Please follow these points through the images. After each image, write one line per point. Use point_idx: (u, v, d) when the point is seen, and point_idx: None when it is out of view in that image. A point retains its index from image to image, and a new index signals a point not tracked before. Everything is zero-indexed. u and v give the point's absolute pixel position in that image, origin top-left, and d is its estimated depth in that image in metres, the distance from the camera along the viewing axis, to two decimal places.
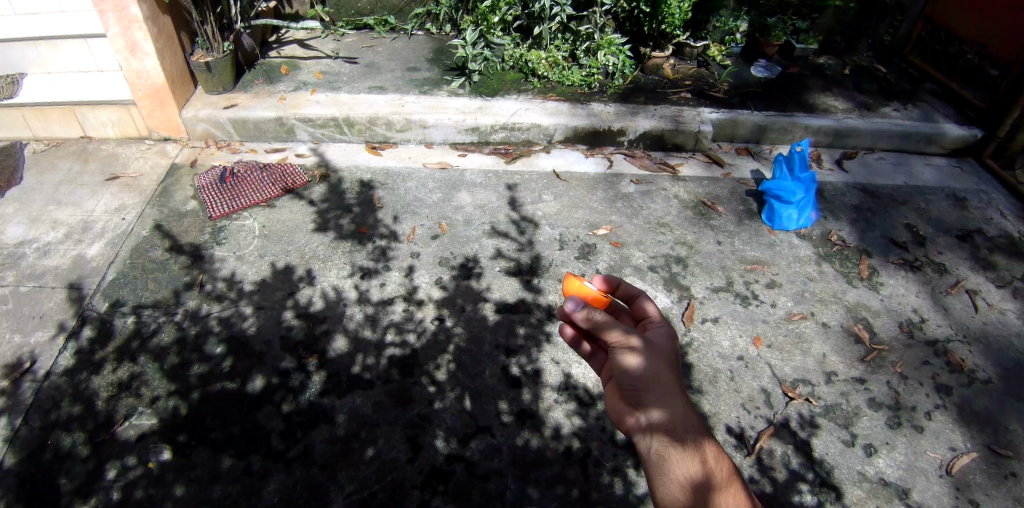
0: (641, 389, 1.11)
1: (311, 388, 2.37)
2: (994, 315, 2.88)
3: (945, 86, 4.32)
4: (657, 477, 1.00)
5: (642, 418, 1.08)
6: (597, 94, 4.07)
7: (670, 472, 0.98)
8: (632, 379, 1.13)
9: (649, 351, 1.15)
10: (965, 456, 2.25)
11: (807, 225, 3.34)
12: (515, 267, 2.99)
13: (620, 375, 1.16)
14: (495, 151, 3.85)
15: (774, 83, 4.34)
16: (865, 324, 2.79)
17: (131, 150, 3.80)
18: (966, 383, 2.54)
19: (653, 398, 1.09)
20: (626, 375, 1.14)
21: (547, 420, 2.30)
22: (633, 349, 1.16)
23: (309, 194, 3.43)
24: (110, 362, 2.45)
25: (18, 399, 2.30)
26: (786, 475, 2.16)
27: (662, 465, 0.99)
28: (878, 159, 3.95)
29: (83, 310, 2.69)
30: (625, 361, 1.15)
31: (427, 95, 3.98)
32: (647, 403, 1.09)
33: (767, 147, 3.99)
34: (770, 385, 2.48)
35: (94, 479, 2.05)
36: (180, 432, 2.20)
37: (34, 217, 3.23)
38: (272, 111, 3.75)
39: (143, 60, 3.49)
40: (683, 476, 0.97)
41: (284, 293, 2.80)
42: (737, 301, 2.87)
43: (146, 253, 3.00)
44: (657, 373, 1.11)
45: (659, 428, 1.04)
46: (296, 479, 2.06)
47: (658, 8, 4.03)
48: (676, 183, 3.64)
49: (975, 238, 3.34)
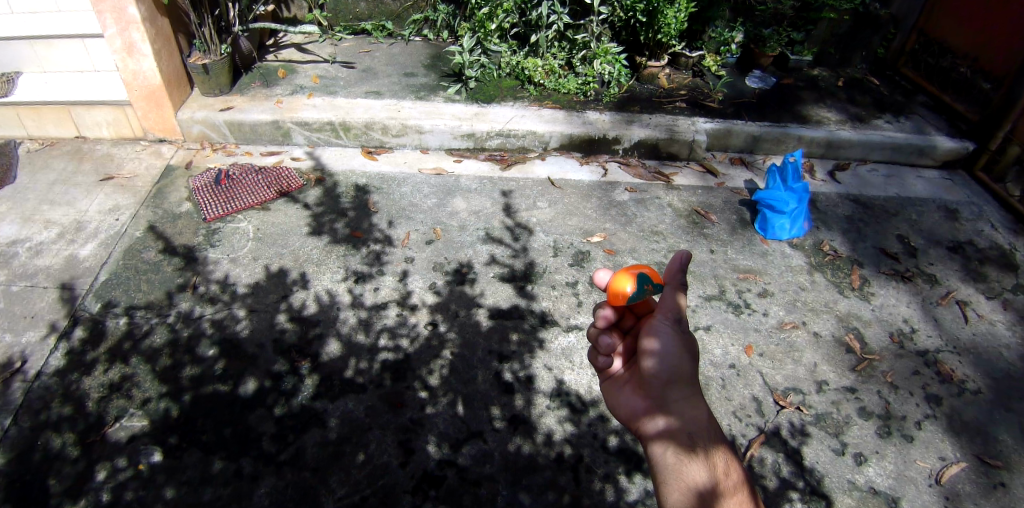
0: (665, 387, 1.13)
1: (303, 391, 2.37)
2: (984, 326, 2.91)
3: (937, 99, 4.40)
4: (666, 479, 0.99)
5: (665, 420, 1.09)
6: (593, 103, 4.09)
7: (679, 473, 0.98)
8: (656, 379, 1.15)
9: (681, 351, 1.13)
10: (955, 466, 2.26)
11: (799, 235, 3.37)
12: (509, 274, 2.99)
13: (646, 374, 1.17)
14: (490, 157, 3.87)
15: (768, 94, 4.37)
16: (856, 334, 2.81)
17: (125, 151, 3.79)
18: (956, 393, 2.56)
19: (674, 399, 1.11)
20: (653, 374, 1.15)
21: (539, 426, 2.30)
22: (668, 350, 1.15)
23: (304, 197, 3.43)
24: (101, 363, 2.44)
25: (7, 399, 2.29)
26: (777, 483, 2.17)
27: (672, 466, 1.00)
28: (871, 170, 3.98)
29: (75, 311, 2.68)
30: (652, 353, 1.15)
31: (423, 100, 3.99)
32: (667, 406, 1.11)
33: (761, 157, 4.02)
34: (761, 394, 2.50)
35: (83, 480, 2.03)
36: (171, 434, 2.19)
37: (27, 216, 3.21)
38: (267, 114, 3.76)
39: (141, 61, 3.50)
40: (692, 481, 0.96)
41: (276, 296, 2.79)
42: (729, 310, 2.89)
43: (139, 254, 2.99)
44: (685, 375, 1.13)
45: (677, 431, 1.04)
46: (286, 482, 2.06)
47: (654, 18, 4.06)
48: (670, 192, 3.67)
49: (965, 249, 3.38)
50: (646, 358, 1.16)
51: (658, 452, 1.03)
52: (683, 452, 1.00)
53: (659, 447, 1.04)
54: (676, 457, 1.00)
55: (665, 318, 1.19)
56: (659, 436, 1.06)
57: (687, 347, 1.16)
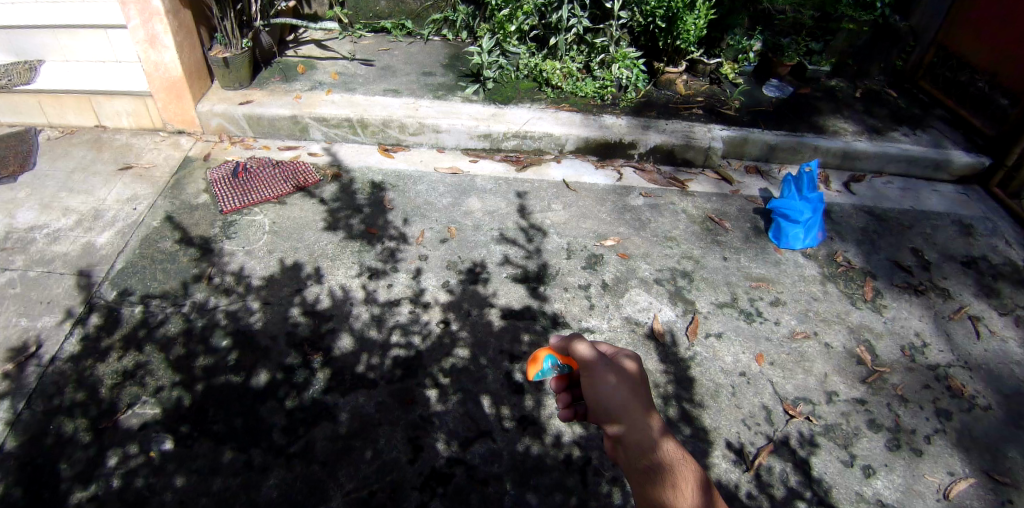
0: (628, 392, 1.00)
1: (315, 385, 2.38)
2: (996, 342, 2.89)
3: (955, 112, 4.35)
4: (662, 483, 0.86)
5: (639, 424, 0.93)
6: (609, 107, 4.10)
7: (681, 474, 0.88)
8: (619, 390, 1.00)
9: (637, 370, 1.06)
10: (963, 481, 2.25)
11: (813, 245, 3.35)
12: (523, 274, 3.00)
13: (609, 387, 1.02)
14: (505, 158, 3.88)
15: (785, 104, 4.37)
16: (868, 346, 2.80)
17: (144, 141, 3.82)
18: (966, 409, 2.55)
19: (640, 401, 0.98)
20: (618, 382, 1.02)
21: (548, 427, 2.31)
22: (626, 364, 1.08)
23: (319, 192, 3.45)
24: (116, 351, 2.46)
25: (22, 382, 2.32)
26: (784, 492, 2.17)
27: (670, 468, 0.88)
28: (886, 183, 3.97)
29: (91, 298, 2.71)
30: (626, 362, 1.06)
31: (441, 100, 4.01)
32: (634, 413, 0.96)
33: (776, 166, 4.01)
34: (771, 402, 2.50)
35: (95, 466, 2.05)
36: (182, 423, 2.21)
37: (46, 203, 3.25)
38: (287, 108, 3.79)
39: (162, 52, 3.54)
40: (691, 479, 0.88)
41: (291, 290, 2.81)
42: (740, 317, 2.89)
43: (156, 244, 3.02)
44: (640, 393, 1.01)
45: (665, 428, 0.94)
46: (295, 475, 2.07)
47: (673, 24, 4.07)
48: (685, 198, 3.67)
49: (979, 265, 3.37)
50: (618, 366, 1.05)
51: (651, 457, 0.89)
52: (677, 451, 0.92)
53: (650, 453, 0.90)
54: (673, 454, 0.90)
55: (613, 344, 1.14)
56: (641, 443, 0.91)
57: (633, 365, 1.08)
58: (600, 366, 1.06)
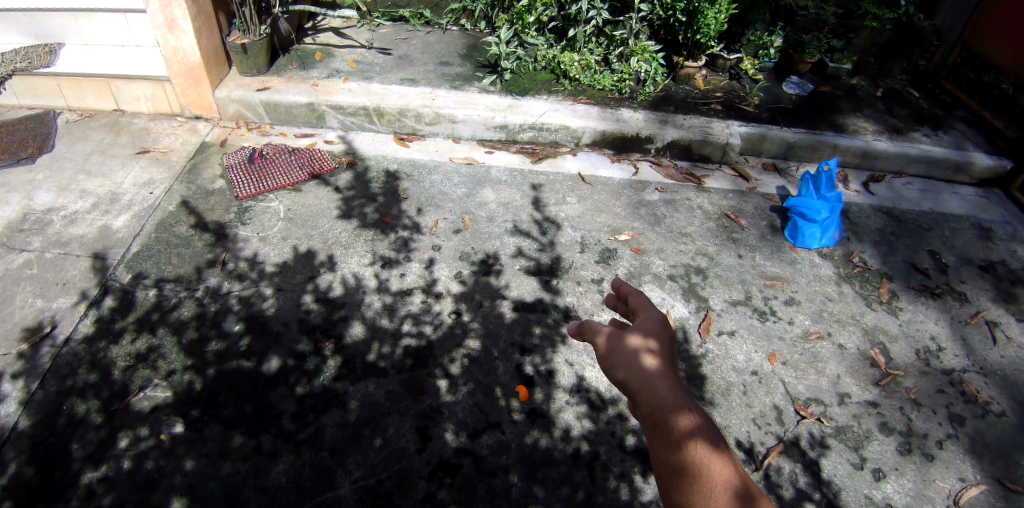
0: (654, 388, 0.69)
1: (325, 373, 2.39)
2: (1012, 348, 2.85)
3: (977, 114, 4.27)
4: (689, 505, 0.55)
5: (659, 423, 0.63)
6: (627, 100, 4.08)
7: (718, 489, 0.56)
8: (642, 376, 0.72)
9: (671, 356, 0.76)
10: (975, 489, 2.22)
11: (830, 244, 3.32)
12: (535, 267, 2.99)
13: (632, 378, 0.73)
14: (521, 150, 3.87)
15: (805, 101, 4.31)
16: (882, 349, 2.77)
17: (162, 126, 3.85)
18: (980, 415, 2.51)
19: (666, 394, 0.68)
20: (642, 373, 0.73)
21: (557, 420, 2.30)
22: (655, 350, 0.78)
23: (334, 180, 3.46)
24: (129, 333, 2.49)
25: (36, 363, 2.35)
26: (793, 493, 2.15)
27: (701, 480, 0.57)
28: (906, 184, 3.91)
29: (105, 280, 2.73)
30: (651, 352, 0.77)
31: (457, 90, 3.99)
32: (656, 405, 0.66)
33: (795, 164, 3.96)
34: (782, 402, 2.48)
35: (106, 447, 2.08)
36: (193, 407, 2.23)
37: (63, 186, 3.28)
38: (304, 96, 3.79)
39: (181, 37, 3.55)
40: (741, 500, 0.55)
41: (303, 277, 2.82)
42: (754, 316, 2.86)
43: (171, 228, 3.04)
44: (669, 382, 0.70)
45: (701, 425, 0.62)
46: (304, 461, 2.08)
47: (694, 17, 4.01)
48: (701, 194, 3.63)
49: (997, 269, 3.31)
50: (642, 357, 0.76)
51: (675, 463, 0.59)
52: (717, 451, 0.59)
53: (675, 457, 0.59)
54: (707, 455, 0.58)
55: (648, 325, 0.84)
56: (661, 448, 0.61)
57: (667, 352, 0.77)
58: (622, 361, 0.78)
